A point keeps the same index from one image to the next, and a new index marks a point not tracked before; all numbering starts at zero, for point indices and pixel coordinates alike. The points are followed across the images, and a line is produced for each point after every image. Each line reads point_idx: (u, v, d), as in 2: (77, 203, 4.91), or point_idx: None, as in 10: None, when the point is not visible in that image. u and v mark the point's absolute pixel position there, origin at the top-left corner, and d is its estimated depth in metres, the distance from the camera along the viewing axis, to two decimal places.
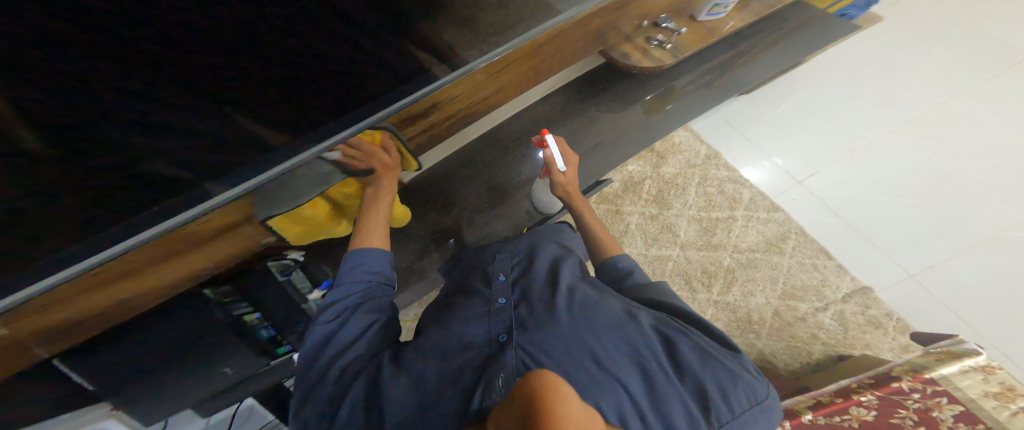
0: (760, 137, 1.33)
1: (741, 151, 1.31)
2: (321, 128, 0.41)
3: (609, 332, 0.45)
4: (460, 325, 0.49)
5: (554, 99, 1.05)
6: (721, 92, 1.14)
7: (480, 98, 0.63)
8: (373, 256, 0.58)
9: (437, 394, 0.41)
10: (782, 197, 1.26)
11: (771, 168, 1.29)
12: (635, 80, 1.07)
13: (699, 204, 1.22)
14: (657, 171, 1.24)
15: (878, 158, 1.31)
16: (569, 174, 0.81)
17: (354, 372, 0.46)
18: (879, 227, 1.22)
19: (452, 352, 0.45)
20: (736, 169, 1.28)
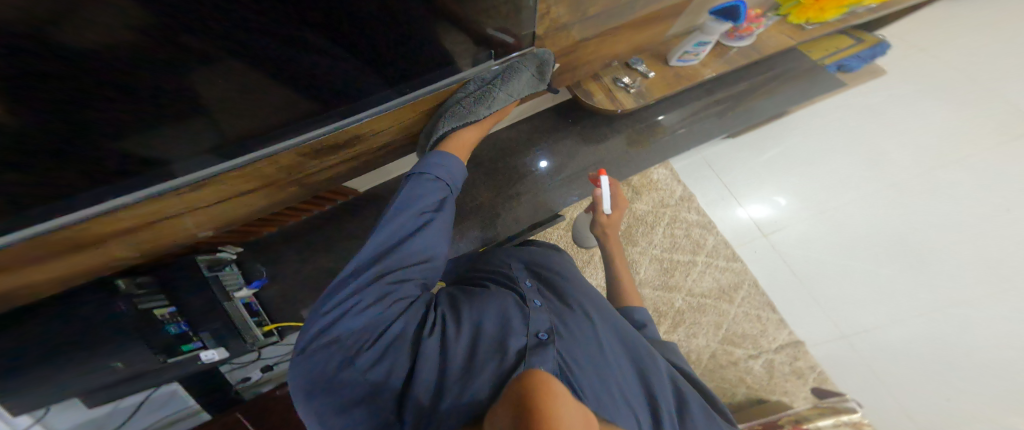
0: (738, 183, 1.30)
1: (714, 197, 1.28)
2: (242, 123, 0.39)
3: (624, 374, 0.51)
4: (505, 309, 0.50)
5: (520, 127, 1.01)
6: (702, 136, 1.12)
7: (411, 131, 0.67)
8: (450, 162, 0.57)
9: (477, 361, 0.42)
10: (743, 247, 1.26)
11: (743, 219, 1.27)
12: (604, 118, 1.04)
13: (664, 244, 1.23)
14: (630, 207, 1.23)
15: (846, 216, 1.24)
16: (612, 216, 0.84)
17: (401, 305, 0.47)
18: (827, 287, 1.20)
19: (495, 329, 0.47)
20: (707, 214, 1.27)
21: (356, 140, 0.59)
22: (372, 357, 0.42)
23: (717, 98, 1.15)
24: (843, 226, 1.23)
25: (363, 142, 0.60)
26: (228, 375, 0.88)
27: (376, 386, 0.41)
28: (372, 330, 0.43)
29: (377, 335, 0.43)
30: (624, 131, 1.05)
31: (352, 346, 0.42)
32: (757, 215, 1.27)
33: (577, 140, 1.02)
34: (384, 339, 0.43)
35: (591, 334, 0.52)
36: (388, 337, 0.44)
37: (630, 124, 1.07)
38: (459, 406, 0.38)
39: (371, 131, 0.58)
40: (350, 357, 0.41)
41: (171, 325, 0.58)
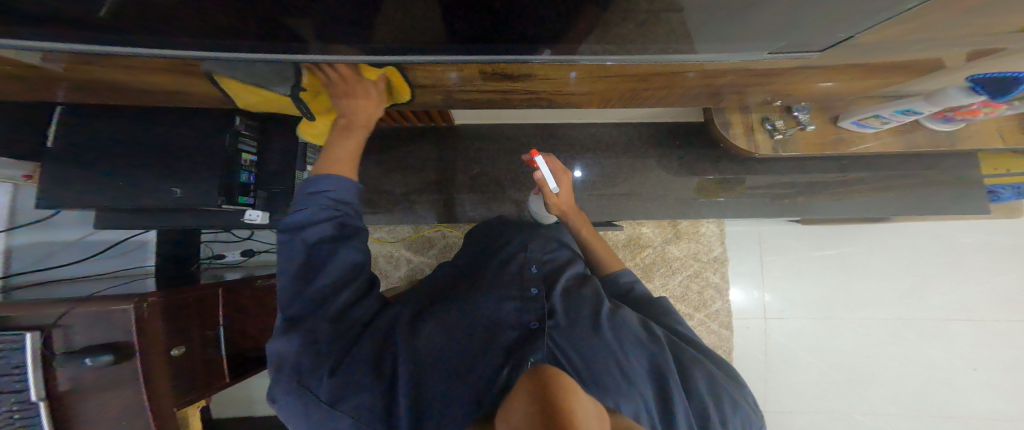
0: (774, 270, 1.15)
1: (745, 269, 1.16)
2: (412, 21, 0.30)
3: (631, 357, 0.51)
4: (493, 305, 0.54)
5: (625, 130, 0.95)
6: (772, 213, 0.89)
7: (562, 92, 0.60)
8: (337, 183, 0.49)
9: (470, 359, 0.48)
10: (738, 320, 1.13)
11: (756, 300, 1.15)
12: (708, 153, 0.92)
13: (674, 293, 1.12)
14: (663, 246, 1.14)
15: (843, 329, 1.13)
16: (562, 195, 0.71)
17: (353, 334, 0.50)
18: (790, 385, 1.10)
19: (483, 328, 0.51)
20: (728, 281, 1.15)
21: (516, 78, 0.54)
22: (339, 384, 0.45)
23: (840, 177, 0.86)
24: (836, 340, 1.12)
25: (520, 82, 0.56)
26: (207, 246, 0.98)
27: (358, 408, 0.44)
28: (332, 359, 0.46)
29: (337, 366, 0.46)
30: (715, 175, 0.92)
31: (313, 373, 0.45)
32: (771, 301, 1.15)
33: (669, 165, 0.93)
34: (348, 368, 0.46)
35: (590, 317, 0.54)
36: (349, 363, 0.47)
37: (727, 169, 0.91)
38: (451, 406, 0.44)
39: (540, 77, 0.53)
40: (315, 391, 0.44)
41: (241, 173, 0.61)
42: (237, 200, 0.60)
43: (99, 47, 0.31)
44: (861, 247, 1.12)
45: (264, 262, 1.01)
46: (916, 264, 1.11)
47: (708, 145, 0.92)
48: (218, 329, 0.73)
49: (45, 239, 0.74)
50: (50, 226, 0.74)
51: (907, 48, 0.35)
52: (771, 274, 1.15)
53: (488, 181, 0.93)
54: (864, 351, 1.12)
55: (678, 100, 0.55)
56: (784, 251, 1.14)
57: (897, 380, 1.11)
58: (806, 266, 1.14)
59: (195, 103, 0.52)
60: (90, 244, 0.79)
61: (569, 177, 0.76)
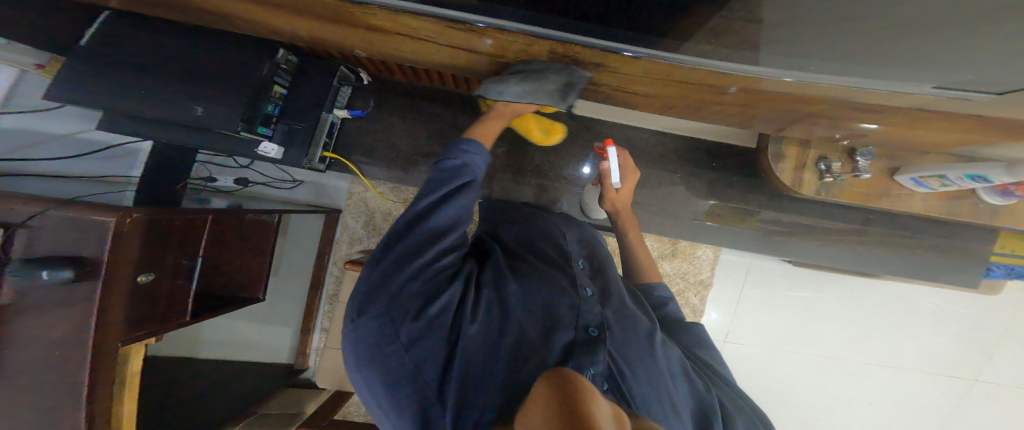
0: (750, 302, 1.22)
1: (725, 296, 1.22)
2: None
3: (676, 387, 0.47)
4: (553, 291, 0.47)
5: (662, 140, 0.95)
6: (767, 249, 0.93)
7: (624, 87, 0.58)
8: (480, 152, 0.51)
9: (530, 341, 0.41)
10: None
11: (724, 324, 1.22)
12: (727, 179, 0.95)
13: None
14: (657, 261, 1.17)
15: (791, 362, 1.22)
16: (622, 191, 0.73)
17: (442, 277, 0.44)
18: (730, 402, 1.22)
19: (546, 312, 0.45)
20: (706, 306, 1.21)
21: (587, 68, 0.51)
22: (418, 328, 0.40)
23: (837, 226, 0.91)
24: (784, 371, 1.22)
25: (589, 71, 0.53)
26: (201, 166, 0.93)
27: (424, 358, 0.40)
28: (416, 301, 0.42)
29: (422, 309, 0.41)
30: (727, 202, 0.95)
31: (396, 315, 0.40)
32: (736, 327, 1.22)
33: (690, 182, 0.95)
34: (430, 315, 0.41)
35: (646, 335, 0.49)
36: (436, 309, 0.42)
37: (739, 199, 0.95)
38: (505, 390, 0.37)
39: (614, 71, 0.51)
40: (395, 329, 0.40)
41: (267, 104, 0.57)
42: (256, 129, 0.55)
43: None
44: (829, 293, 1.21)
45: (257, 196, 0.98)
46: (873, 315, 1.21)
47: (729, 171, 0.95)
48: (194, 260, 0.65)
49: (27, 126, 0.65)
50: (42, 116, 0.67)
51: (987, 100, 0.36)
52: (746, 304, 1.22)
53: (526, 160, 0.93)
54: (804, 385, 1.23)
55: (736, 118, 0.55)
56: (764, 286, 1.21)
57: (822, 414, 1.23)
58: (778, 303, 1.21)
59: (223, 12, 0.46)
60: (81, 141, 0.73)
61: (636, 176, 0.75)
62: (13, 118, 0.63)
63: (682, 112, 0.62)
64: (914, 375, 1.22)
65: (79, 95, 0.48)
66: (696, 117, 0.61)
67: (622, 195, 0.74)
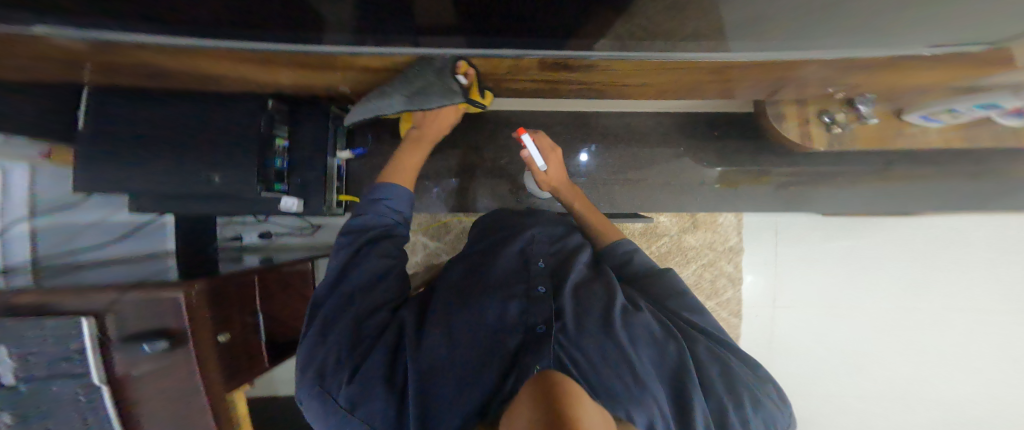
0: (788, 260, 1.18)
1: (759, 258, 1.18)
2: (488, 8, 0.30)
3: (643, 361, 0.50)
4: (489, 309, 0.53)
5: (663, 119, 0.94)
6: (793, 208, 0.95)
7: (613, 76, 0.58)
8: (399, 193, 0.59)
9: (471, 366, 0.47)
10: (748, 310, 1.19)
11: (766, 288, 1.19)
12: (741, 146, 0.93)
13: (688, 280, 1.16)
14: (679, 235, 1.16)
15: (846, 317, 1.17)
16: (550, 172, 0.76)
17: (374, 333, 0.51)
18: (790, 373, 1.18)
19: (482, 335, 0.51)
20: (741, 271, 1.18)
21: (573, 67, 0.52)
22: (351, 391, 0.46)
23: (862, 175, 0.92)
24: (842, 328, 1.17)
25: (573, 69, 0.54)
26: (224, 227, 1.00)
27: (372, 412, 0.46)
28: (349, 364, 0.48)
29: (354, 371, 0.47)
30: (743, 167, 0.93)
31: (329, 383, 0.47)
32: (777, 288, 1.19)
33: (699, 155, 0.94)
34: (364, 375, 0.47)
35: (600, 321, 0.53)
36: (368, 366, 0.48)
37: (751, 163, 0.94)
38: (449, 416, 0.44)
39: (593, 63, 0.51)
40: (332, 393, 0.46)
41: (276, 159, 0.60)
42: (273, 187, 0.59)
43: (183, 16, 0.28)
44: (872, 238, 1.14)
45: (284, 245, 1.05)
46: (933, 254, 1.12)
47: (737, 137, 0.93)
48: (256, 315, 0.73)
49: (64, 222, 0.71)
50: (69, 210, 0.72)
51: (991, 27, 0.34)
52: (784, 264, 1.18)
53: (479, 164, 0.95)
54: (863, 339, 1.16)
55: (732, 84, 0.54)
56: (800, 242, 1.16)
57: (892, 367, 1.16)
58: (820, 255, 1.16)
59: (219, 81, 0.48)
60: (115, 226, 0.80)
61: (559, 156, 0.80)
62: (48, 218, 0.68)
63: (678, 90, 0.61)
64: (991, 310, 1.12)
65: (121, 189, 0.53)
66: (693, 92, 0.60)
67: (554, 175, 0.78)
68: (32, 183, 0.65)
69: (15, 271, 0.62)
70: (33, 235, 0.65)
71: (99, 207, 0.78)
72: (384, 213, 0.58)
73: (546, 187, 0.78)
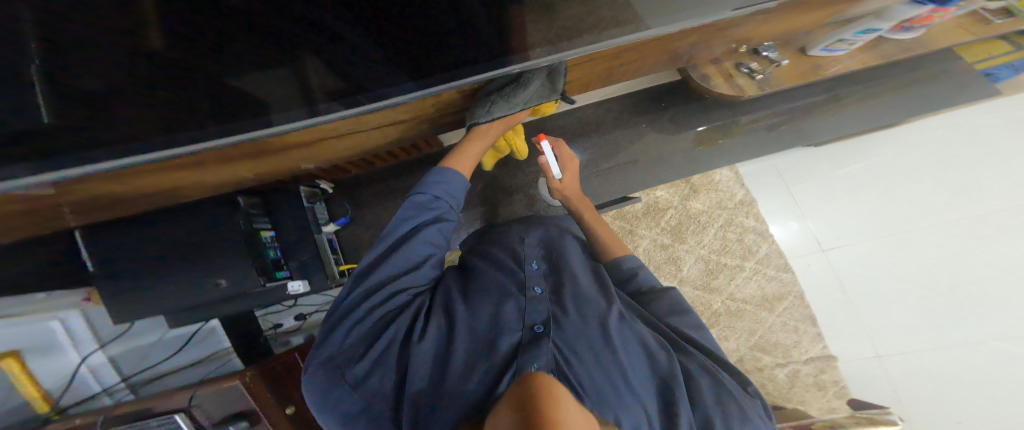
0: (811, 196, 1.18)
1: (775, 206, 1.20)
2: (365, 71, 0.38)
3: (630, 364, 0.54)
4: (499, 303, 0.57)
5: (609, 105, 0.99)
6: (783, 140, 1.03)
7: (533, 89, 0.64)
8: (451, 177, 0.65)
9: (473, 358, 0.52)
10: (796, 259, 1.20)
11: (799, 231, 1.19)
12: (700, 104, 1.00)
13: (714, 246, 1.20)
14: (685, 203, 1.19)
15: (914, 245, 1.10)
16: (565, 181, 0.81)
17: (388, 319, 0.56)
18: (877, 310, 1.13)
19: (489, 326, 0.55)
20: (765, 222, 1.21)
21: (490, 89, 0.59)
22: (364, 368, 0.51)
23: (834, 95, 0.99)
24: (916, 256, 1.10)
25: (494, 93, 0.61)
26: (264, 320, 1.08)
27: (372, 394, 0.51)
28: (361, 346, 0.53)
29: (365, 351, 0.52)
30: (706, 125, 1.01)
31: (343, 360, 0.51)
32: (815, 227, 1.18)
33: (659, 125, 1.01)
34: (374, 352, 0.52)
35: (597, 323, 0.57)
36: (379, 350, 0.53)
37: (720, 117, 1.00)
38: (446, 407, 0.47)
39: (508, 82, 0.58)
40: (343, 371, 0.50)
41: (270, 249, 0.72)
42: (275, 276, 0.71)
43: (103, 164, 0.36)
44: (893, 150, 1.13)
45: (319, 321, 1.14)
46: (985, 149, 1.05)
47: (684, 99, 1.00)
48: None
49: (133, 346, 0.91)
50: (130, 335, 0.90)
51: None
52: (803, 202, 1.19)
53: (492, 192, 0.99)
54: (943, 260, 1.08)
55: (634, 60, 0.60)
56: (814, 176, 1.17)
57: (990, 282, 1.04)
58: (844, 184, 1.15)
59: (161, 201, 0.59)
60: (175, 338, 0.96)
61: (576, 163, 0.85)
62: (114, 347, 0.89)
63: (600, 80, 0.67)
64: None
65: (150, 306, 0.62)
66: (609, 78, 0.66)
67: (567, 184, 0.82)
68: (89, 323, 0.84)
69: (114, 390, 0.90)
70: (112, 361, 0.89)
71: (153, 326, 0.93)
72: (440, 195, 0.64)
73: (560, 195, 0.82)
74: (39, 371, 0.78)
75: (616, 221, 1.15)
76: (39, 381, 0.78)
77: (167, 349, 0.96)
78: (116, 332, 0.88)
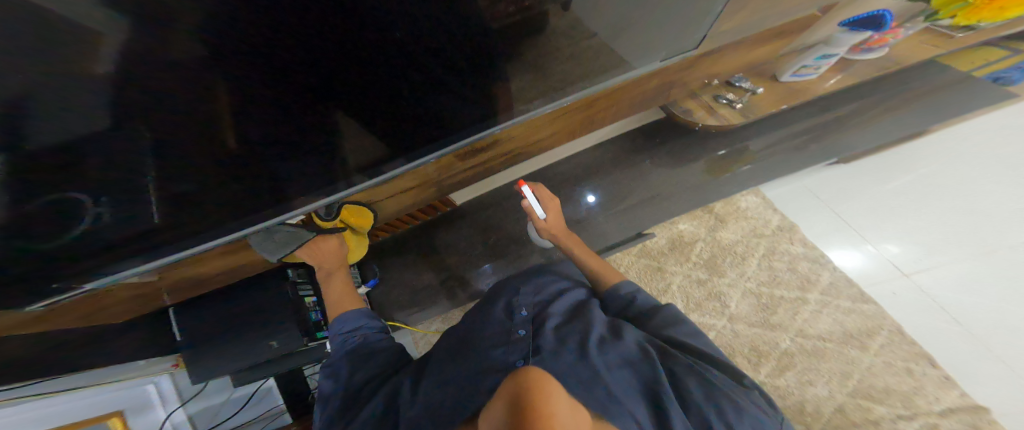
0: (867, 218, 1.07)
1: (825, 230, 1.09)
2: (385, 133, 0.46)
3: (615, 381, 0.46)
4: (484, 351, 0.52)
5: (607, 147, 1.03)
6: (811, 158, 0.99)
7: (535, 140, 0.69)
8: (347, 317, 0.63)
9: (449, 412, 0.44)
10: (871, 289, 1.03)
11: (874, 256, 1.05)
12: (696, 138, 1.02)
13: (760, 277, 1.06)
14: (713, 235, 1.10)
15: (1013, 262, 0.99)
16: (550, 219, 0.79)
17: (365, 401, 0.56)
18: (1011, 342, 0.95)
19: (469, 376, 0.48)
20: (817, 248, 1.08)
21: (493, 145, 0.65)
22: None
23: (836, 115, 1.04)
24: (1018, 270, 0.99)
25: (497, 148, 0.67)
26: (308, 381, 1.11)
27: None
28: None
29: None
30: (719, 152, 1.01)
31: None
32: (897, 253, 1.04)
33: (665, 159, 1.02)
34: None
35: (578, 352, 0.49)
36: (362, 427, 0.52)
37: (725, 146, 1.02)
38: None
39: (510, 135, 0.64)
40: None
41: (311, 313, 0.75)
42: (318, 336, 0.73)
43: (142, 266, 0.45)
44: (935, 163, 1.09)
45: None
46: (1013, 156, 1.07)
47: (684, 132, 1.03)
48: None
49: (205, 406, 0.91)
50: (204, 395, 0.90)
51: None
52: (860, 223, 1.07)
53: (502, 242, 0.97)
54: None
55: (627, 97, 0.65)
56: (861, 193, 1.09)
57: None
58: (901, 202, 1.07)
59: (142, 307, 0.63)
60: (233, 400, 0.98)
61: (557, 202, 0.83)
62: (193, 406, 0.87)
63: (598, 123, 0.71)
64: None
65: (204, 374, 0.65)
66: (606, 118, 0.70)
67: (551, 223, 0.80)
68: (176, 384, 0.83)
69: None
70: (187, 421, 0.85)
71: (218, 390, 0.95)
72: (351, 335, 0.63)
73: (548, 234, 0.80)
74: None
75: (641, 259, 1.08)
76: None
77: (230, 409, 0.98)
78: (195, 391, 0.88)
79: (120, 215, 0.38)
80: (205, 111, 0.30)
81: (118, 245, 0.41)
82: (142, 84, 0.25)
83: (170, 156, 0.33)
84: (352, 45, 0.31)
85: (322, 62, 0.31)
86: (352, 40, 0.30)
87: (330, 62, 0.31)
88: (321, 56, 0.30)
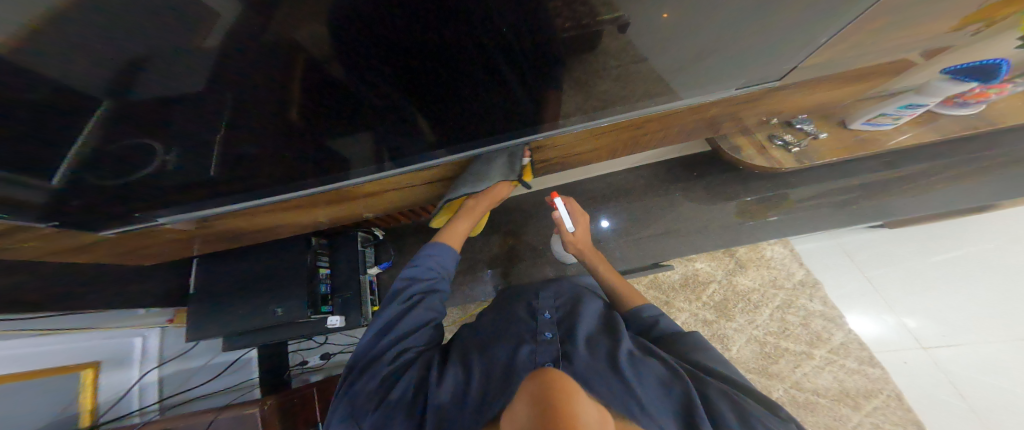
0: (898, 289, 1.02)
1: (851, 291, 1.03)
2: (427, 123, 0.44)
3: (647, 395, 0.46)
4: (511, 350, 0.51)
5: (640, 172, 1.02)
6: (850, 217, 0.94)
7: (574, 152, 0.68)
8: (442, 251, 0.64)
9: (485, 401, 0.46)
10: (883, 354, 0.97)
11: (894, 327, 0.99)
12: (737, 176, 1.00)
13: (770, 327, 1.01)
14: (729, 278, 1.05)
15: None
16: (579, 233, 0.75)
17: (403, 364, 0.53)
18: None
19: (498, 374, 0.48)
20: (837, 309, 1.02)
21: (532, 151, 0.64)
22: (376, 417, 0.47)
23: (900, 174, 0.98)
24: None
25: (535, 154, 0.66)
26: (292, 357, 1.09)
27: None
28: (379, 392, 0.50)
29: (383, 398, 0.49)
30: (752, 195, 0.98)
31: (361, 405, 0.49)
32: (918, 327, 0.98)
33: (698, 194, 0.99)
34: (391, 403, 0.49)
35: (608, 363, 0.49)
36: (394, 396, 0.49)
37: (764, 190, 0.99)
38: None
39: (550, 144, 0.63)
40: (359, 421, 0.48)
41: (321, 284, 0.71)
42: (321, 309, 0.68)
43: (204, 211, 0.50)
44: (987, 243, 1.02)
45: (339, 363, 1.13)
46: None
47: (721, 168, 1.00)
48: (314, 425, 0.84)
49: (183, 367, 0.87)
50: (186, 357, 0.88)
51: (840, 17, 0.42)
52: (891, 293, 1.02)
53: (518, 251, 0.94)
54: None
55: (673, 124, 0.63)
56: (896, 260, 1.05)
57: None
58: (943, 277, 1.01)
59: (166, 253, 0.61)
60: (215, 365, 0.93)
61: (587, 217, 0.79)
62: (172, 364, 0.85)
63: (639, 145, 0.70)
64: None
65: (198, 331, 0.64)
66: (648, 142, 0.69)
67: (581, 237, 0.76)
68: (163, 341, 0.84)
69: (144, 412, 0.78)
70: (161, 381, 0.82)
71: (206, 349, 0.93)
72: (433, 268, 0.62)
73: (574, 248, 0.76)
74: (103, 384, 0.72)
75: (650, 290, 1.04)
76: (98, 392, 0.71)
77: (208, 374, 0.91)
78: (179, 350, 0.87)
79: (142, 157, 0.38)
80: (243, 68, 0.30)
81: (137, 185, 0.41)
82: (186, 25, 0.25)
83: (202, 106, 0.33)
84: (414, 29, 0.29)
85: (381, 40, 0.30)
86: (432, 22, 0.29)
87: (389, 43, 0.30)
88: (381, 34, 0.29)
